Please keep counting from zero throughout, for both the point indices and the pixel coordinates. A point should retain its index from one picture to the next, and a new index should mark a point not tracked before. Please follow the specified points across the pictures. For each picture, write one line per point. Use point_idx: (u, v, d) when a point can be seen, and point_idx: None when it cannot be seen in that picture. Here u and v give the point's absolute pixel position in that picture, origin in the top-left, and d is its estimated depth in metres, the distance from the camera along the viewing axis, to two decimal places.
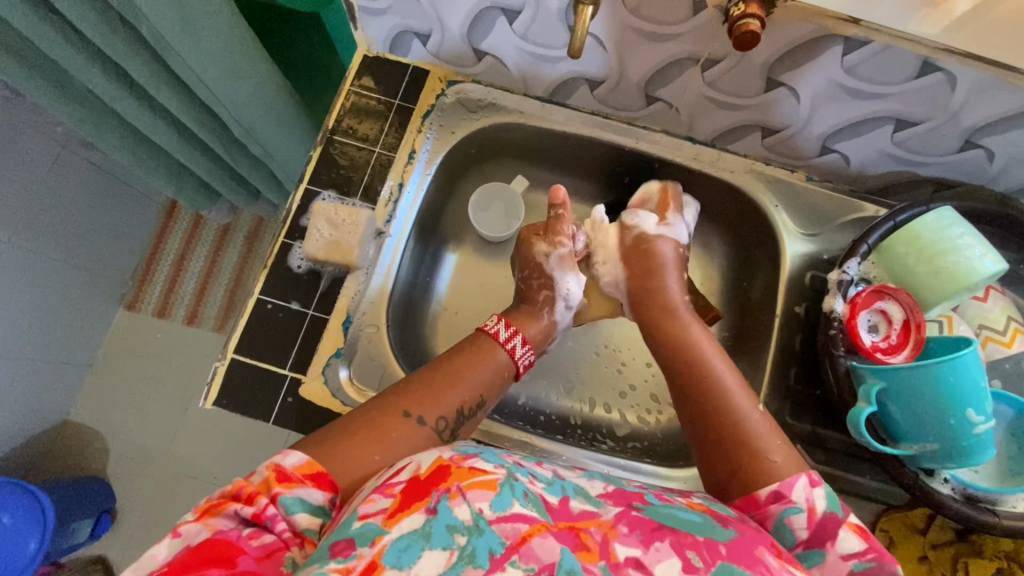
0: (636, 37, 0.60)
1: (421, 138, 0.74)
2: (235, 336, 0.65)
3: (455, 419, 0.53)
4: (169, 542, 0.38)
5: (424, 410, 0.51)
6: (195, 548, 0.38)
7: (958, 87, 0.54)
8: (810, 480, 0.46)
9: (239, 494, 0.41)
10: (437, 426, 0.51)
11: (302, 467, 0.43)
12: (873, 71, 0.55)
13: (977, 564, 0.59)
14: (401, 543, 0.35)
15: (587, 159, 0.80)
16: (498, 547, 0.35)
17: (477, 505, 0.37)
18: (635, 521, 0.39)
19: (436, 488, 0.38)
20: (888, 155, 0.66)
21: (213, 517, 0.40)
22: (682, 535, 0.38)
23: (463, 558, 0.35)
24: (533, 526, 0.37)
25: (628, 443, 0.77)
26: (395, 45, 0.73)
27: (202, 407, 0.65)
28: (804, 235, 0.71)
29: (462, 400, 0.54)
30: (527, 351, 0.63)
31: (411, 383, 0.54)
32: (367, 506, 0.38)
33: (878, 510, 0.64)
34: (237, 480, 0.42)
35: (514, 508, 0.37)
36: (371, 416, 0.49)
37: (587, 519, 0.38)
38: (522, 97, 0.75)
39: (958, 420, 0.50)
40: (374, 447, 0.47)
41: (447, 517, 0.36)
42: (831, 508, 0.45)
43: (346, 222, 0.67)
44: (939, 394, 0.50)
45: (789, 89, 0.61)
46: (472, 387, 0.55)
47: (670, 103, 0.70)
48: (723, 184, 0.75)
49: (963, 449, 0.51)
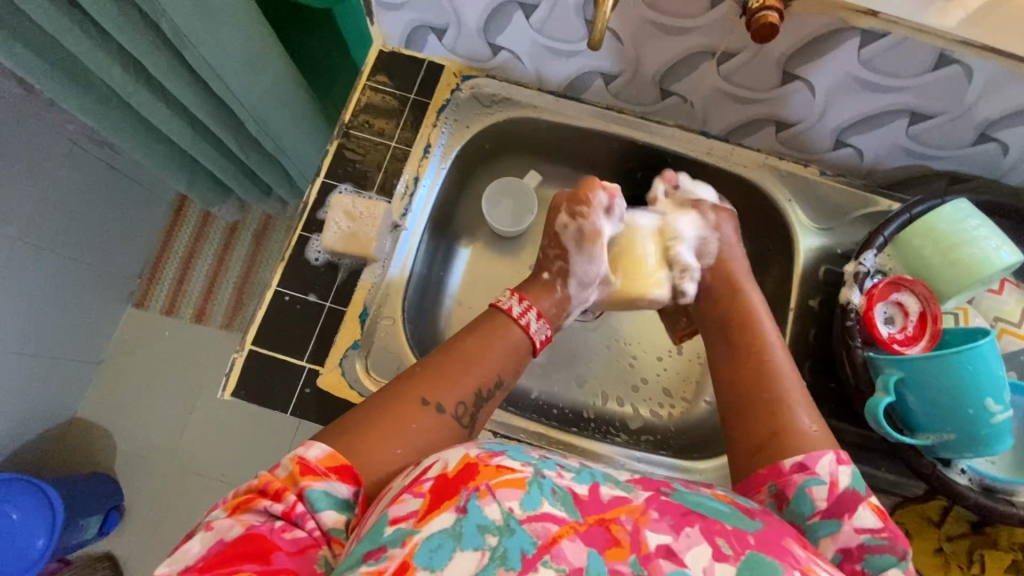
0: (652, 31, 0.61)
1: (436, 132, 0.74)
2: (253, 327, 0.66)
3: (473, 403, 0.52)
4: (201, 537, 0.39)
5: (441, 397, 0.51)
6: (227, 545, 0.38)
7: (974, 79, 0.54)
8: (837, 457, 0.46)
9: (267, 490, 0.41)
10: (455, 412, 0.51)
11: (325, 460, 0.43)
12: (890, 63, 0.56)
13: (993, 555, 0.59)
14: (432, 544, 0.35)
15: (600, 154, 0.80)
16: (530, 546, 0.35)
17: (507, 504, 0.37)
18: (664, 507, 0.39)
19: (466, 486, 0.38)
20: (902, 149, 0.67)
21: (244, 513, 0.40)
22: (711, 523, 0.39)
23: (496, 558, 0.35)
24: (563, 527, 0.36)
25: (641, 436, 0.77)
26: (411, 40, 0.74)
27: (220, 397, 0.65)
28: (818, 229, 0.72)
29: (479, 383, 0.54)
30: (542, 324, 0.61)
31: (424, 370, 0.53)
32: (398, 507, 0.38)
33: (892, 502, 0.64)
34: (263, 474, 0.42)
35: (544, 507, 0.37)
36: (386, 407, 0.49)
37: (617, 508, 0.38)
38: (536, 92, 0.76)
39: (976, 410, 0.50)
40: (392, 439, 0.46)
41: (477, 517, 0.36)
42: (854, 486, 0.45)
43: (364, 214, 0.68)
44: (961, 386, 0.50)
45: (805, 82, 0.61)
46: (487, 369, 0.55)
47: (684, 98, 0.70)
48: (737, 178, 0.75)
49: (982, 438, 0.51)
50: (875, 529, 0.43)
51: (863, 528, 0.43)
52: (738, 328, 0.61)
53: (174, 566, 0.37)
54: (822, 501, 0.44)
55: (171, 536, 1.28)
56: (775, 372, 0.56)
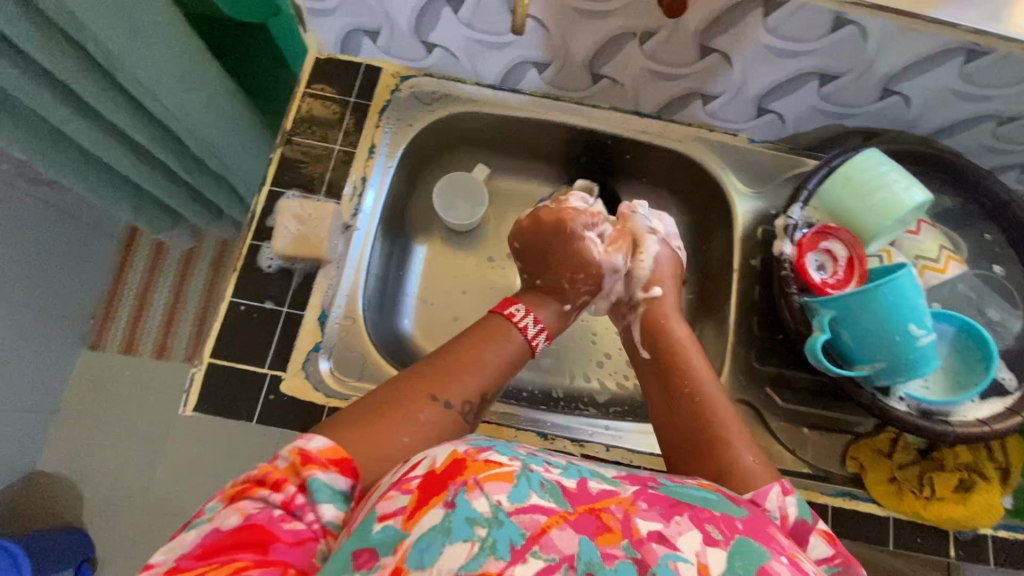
0: (576, 17, 0.64)
1: (380, 133, 0.75)
2: (210, 340, 0.65)
3: (479, 403, 0.54)
4: (200, 527, 0.40)
5: (449, 394, 0.52)
6: (225, 533, 0.39)
7: (870, 37, 0.59)
8: (783, 489, 0.46)
9: (265, 479, 0.42)
10: (461, 409, 0.52)
11: (326, 451, 0.44)
12: (794, 29, 0.60)
13: (943, 477, 0.64)
14: (422, 543, 0.35)
15: (544, 142, 0.83)
16: (519, 538, 0.35)
17: (496, 497, 0.37)
18: (653, 498, 0.40)
19: (453, 482, 0.38)
20: (819, 110, 0.71)
21: (242, 501, 0.41)
22: (699, 511, 0.39)
23: (485, 548, 0.34)
24: (552, 517, 0.36)
25: (610, 407, 0.79)
26: (346, 45, 0.75)
27: (182, 415, 0.64)
28: (751, 194, 0.76)
29: (485, 383, 0.55)
30: (541, 331, 0.61)
31: (437, 364, 0.54)
32: (385, 504, 0.38)
33: (847, 440, 0.68)
34: (263, 465, 0.43)
35: (532, 499, 0.37)
36: (392, 394, 0.50)
37: (606, 499, 0.39)
38: (475, 86, 0.78)
39: (902, 336, 0.54)
40: (400, 428, 0.48)
41: (466, 510, 0.36)
42: (802, 516, 0.45)
43: (312, 217, 0.68)
44: (882, 313, 0.54)
45: (722, 54, 0.65)
46: (490, 369, 0.56)
47: (615, 80, 0.73)
48: (673, 153, 0.79)
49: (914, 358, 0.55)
50: (828, 557, 0.43)
51: (818, 560, 0.43)
52: (690, 405, 0.56)
53: (171, 553, 0.39)
54: None
55: None
56: (722, 440, 0.52)
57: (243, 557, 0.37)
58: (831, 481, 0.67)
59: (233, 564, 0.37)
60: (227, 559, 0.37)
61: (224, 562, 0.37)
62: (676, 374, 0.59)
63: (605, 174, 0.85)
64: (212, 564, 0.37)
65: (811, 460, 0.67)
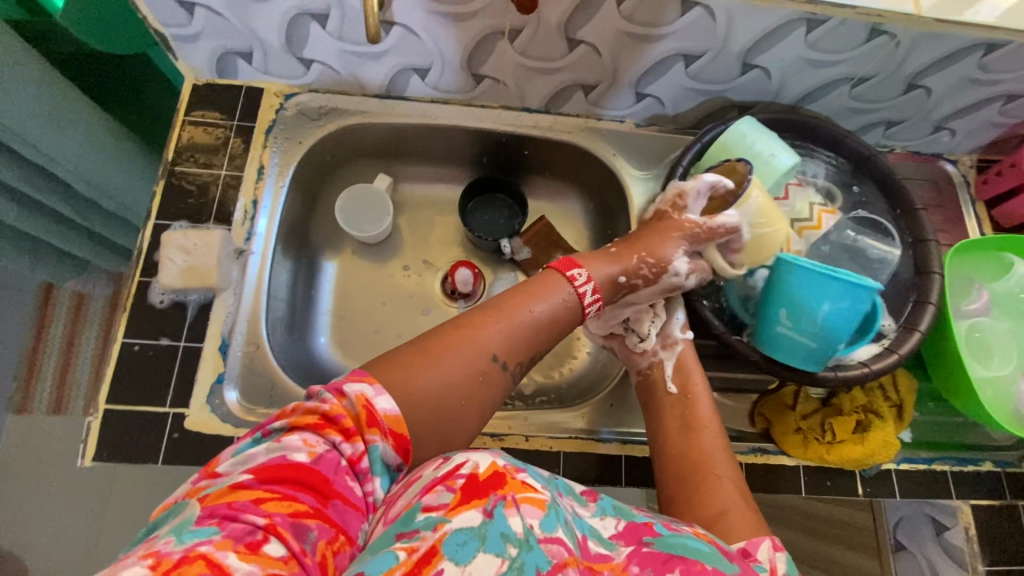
0: (442, 20, 0.65)
1: (268, 153, 0.74)
2: (105, 385, 0.63)
3: (530, 362, 0.55)
4: (268, 448, 0.41)
5: (507, 354, 0.52)
6: (293, 466, 0.40)
7: (717, 16, 0.62)
8: (773, 544, 0.49)
9: (336, 424, 0.43)
10: (513, 372, 0.53)
11: (391, 419, 0.44)
12: (647, 14, 0.63)
13: (840, 421, 0.68)
14: (458, 537, 0.37)
15: (440, 146, 0.84)
16: (545, 564, 0.37)
17: (529, 521, 0.39)
18: (646, 559, 0.41)
19: (494, 492, 0.40)
20: (691, 90, 0.75)
21: (310, 436, 0.42)
22: (692, 564, 0.40)
23: (513, 568, 0.36)
24: (570, 557, 0.39)
25: (536, 397, 0.81)
26: (221, 69, 0.74)
27: (82, 467, 0.62)
28: (642, 175, 0.80)
29: (536, 344, 0.55)
30: (595, 304, 0.60)
31: (500, 318, 0.54)
32: (429, 497, 0.40)
33: (755, 398, 0.71)
34: (333, 401, 0.43)
35: (558, 533, 0.40)
36: (453, 342, 0.51)
37: (601, 561, 0.41)
38: (361, 98, 0.78)
39: (807, 313, 0.58)
40: (457, 379, 0.49)
41: (502, 525, 0.38)
42: (791, 574, 0.47)
43: (198, 246, 0.66)
44: (804, 296, 0.58)
45: (589, 45, 0.68)
46: (542, 334, 0.55)
47: (497, 79, 0.75)
48: (566, 144, 0.81)
49: (808, 351, 0.59)
50: None
51: None
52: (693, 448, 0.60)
53: (238, 467, 0.40)
54: None
55: None
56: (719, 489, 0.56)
57: (303, 499, 0.39)
58: (744, 440, 0.69)
59: (294, 505, 0.38)
60: (288, 495, 0.39)
61: (288, 498, 0.38)
62: (693, 419, 0.62)
63: (511, 172, 0.88)
64: (275, 496, 0.38)
65: (725, 423, 0.70)
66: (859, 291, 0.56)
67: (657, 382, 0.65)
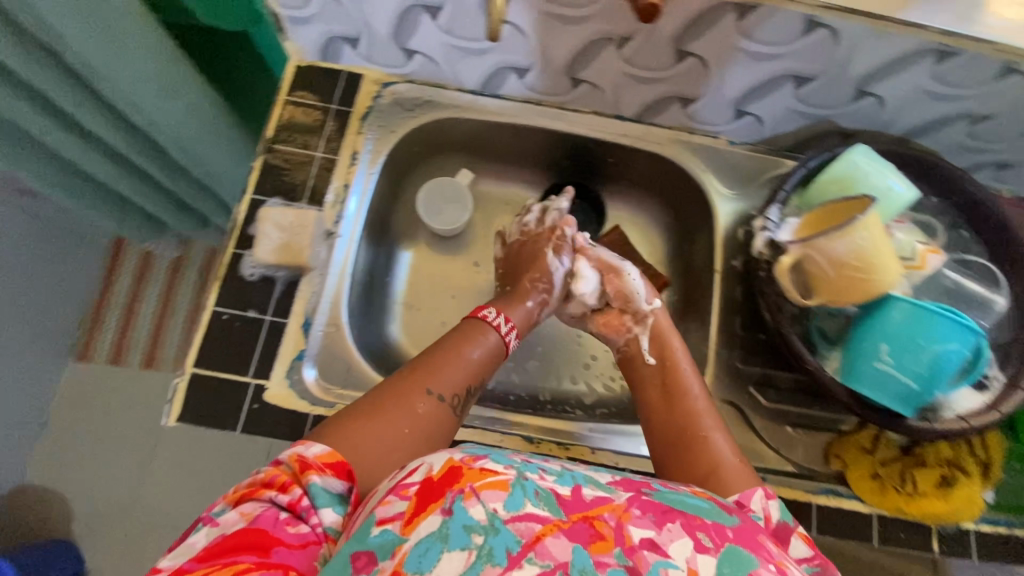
0: (553, 22, 0.64)
1: (362, 140, 0.76)
2: (193, 350, 0.65)
3: (465, 396, 0.57)
4: (208, 531, 0.42)
5: (442, 387, 0.56)
6: (229, 536, 0.40)
7: (841, 39, 0.60)
8: (766, 493, 0.49)
9: (271, 483, 0.44)
10: (453, 403, 0.56)
11: (322, 457, 0.46)
12: (766, 33, 0.61)
13: (923, 473, 0.65)
14: (420, 548, 0.36)
15: (525, 147, 0.83)
16: (515, 544, 0.36)
17: (492, 504, 0.37)
18: (646, 505, 0.40)
19: (450, 489, 0.38)
20: (794, 112, 0.72)
21: (248, 503, 0.43)
22: (692, 518, 0.40)
23: (482, 556, 0.35)
24: (546, 525, 0.37)
25: (597, 409, 0.80)
26: (326, 53, 0.76)
27: (164, 426, 0.64)
28: (731, 196, 0.78)
29: (466, 380, 0.58)
30: (513, 331, 0.65)
31: (426, 363, 0.58)
32: (383, 508, 0.39)
33: (829, 437, 0.69)
34: (268, 469, 0.45)
35: (528, 508, 0.38)
36: (393, 384, 0.55)
37: (600, 505, 0.39)
38: (456, 92, 0.78)
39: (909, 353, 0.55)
40: (398, 421, 0.51)
41: (463, 517, 0.37)
42: (784, 518, 0.47)
43: (295, 224, 0.70)
44: (910, 332, 0.55)
45: (698, 58, 0.66)
46: (463, 371, 0.58)
47: (595, 85, 0.74)
48: (655, 156, 0.80)
49: (903, 391, 0.56)
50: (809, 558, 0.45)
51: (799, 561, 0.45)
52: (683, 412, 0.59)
53: (179, 555, 0.40)
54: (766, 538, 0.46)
55: None
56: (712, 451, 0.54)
57: (244, 558, 0.39)
58: (815, 480, 0.67)
59: (235, 567, 0.38)
60: (229, 561, 0.39)
61: (227, 563, 0.38)
62: (673, 385, 0.62)
63: (592, 176, 0.86)
64: (214, 566, 0.38)
65: (796, 459, 0.68)
66: (966, 333, 0.53)
67: (635, 357, 0.67)
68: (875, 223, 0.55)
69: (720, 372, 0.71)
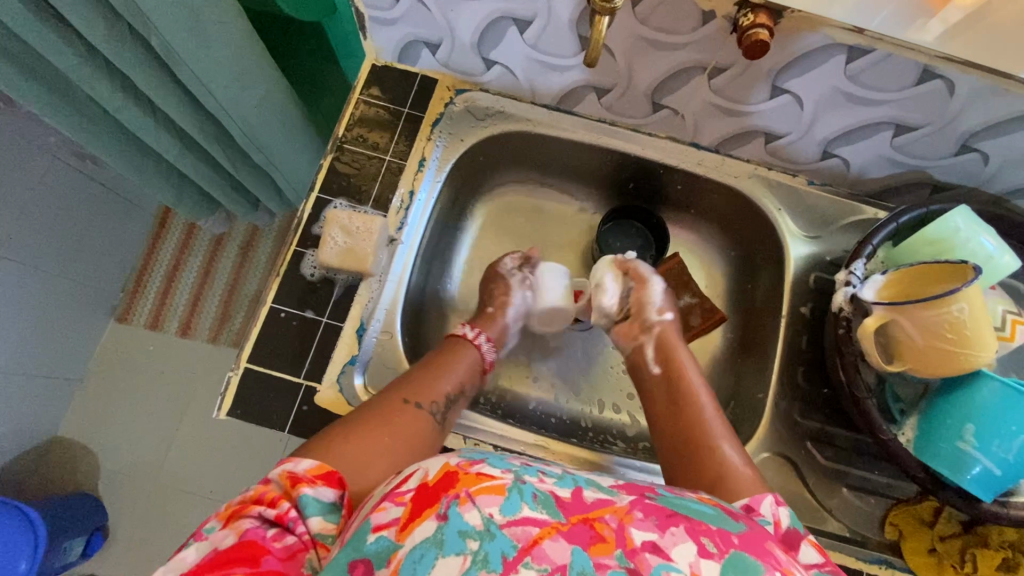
0: (646, 47, 0.62)
1: (431, 146, 0.74)
2: (248, 344, 0.65)
3: (446, 404, 0.60)
4: (198, 546, 0.41)
5: (421, 397, 0.58)
6: (220, 552, 0.39)
7: (956, 93, 0.56)
8: (776, 498, 0.47)
9: (261, 498, 0.43)
10: (432, 409, 0.58)
11: (312, 469, 0.45)
12: (874, 78, 0.58)
13: (985, 555, 0.60)
14: (415, 555, 0.35)
15: (593, 166, 0.81)
16: (511, 549, 0.35)
17: (488, 510, 0.36)
18: (649, 508, 0.39)
19: (445, 494, 0.37)
20: (887, 159, 0.68)
21: (237, 520, 0.42)
22: (697, 522, 0.38)
23: (478, 562, 0.34)
24: (543, 529, 0.36)
25: (639, 442, 0.78)
26: (403, 55, 0.74)
27: (216, 418, 0.64)
28: (806, 238, 0.74)
29: (450, 386, 0.61)
30: (490, 346, 0.71)
31: (406, 379, 0.60)
32: (380, 515, 0.38)
33: (886, 504, 0.66)
34: (258, 487, 0.44)
35: (524, 511, 0.37)
36: (376, 403, 0.56)
37: (601, 508, 0.38)
38: (530, 105, 0.76)
39: (1000, 440, 0.52)
40: (382, 433, 0.52)
41: (458, 523, 0.36)
42: (793, 525, 0.45)
43: (360, 230, 0.67)
44: (998, 415, 0.52)
45: (792, 95, 0.63)
46: (456, 376, 0.63)
47: (676, 111, 0.71)
48: (728, 189, 0.77)
49: (988, 478, 0.52)
50: (819, 563, 0.42)
51: (809, 564, 0.42)
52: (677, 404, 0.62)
53: (169, 573, 0.39)
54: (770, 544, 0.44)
55: (156, 561, 1.24)
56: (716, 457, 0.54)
57: (234, 571, 0.38)
58: (867, 547, 0.64)
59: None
60: None
61: None
62: (677, 392, 0.63)
63: (654, 201, 0.84)
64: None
65: (849, 523, 0.65)
66: None
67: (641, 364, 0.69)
68: (976, 294, 0.52)
69: (777, 421, 0.69)
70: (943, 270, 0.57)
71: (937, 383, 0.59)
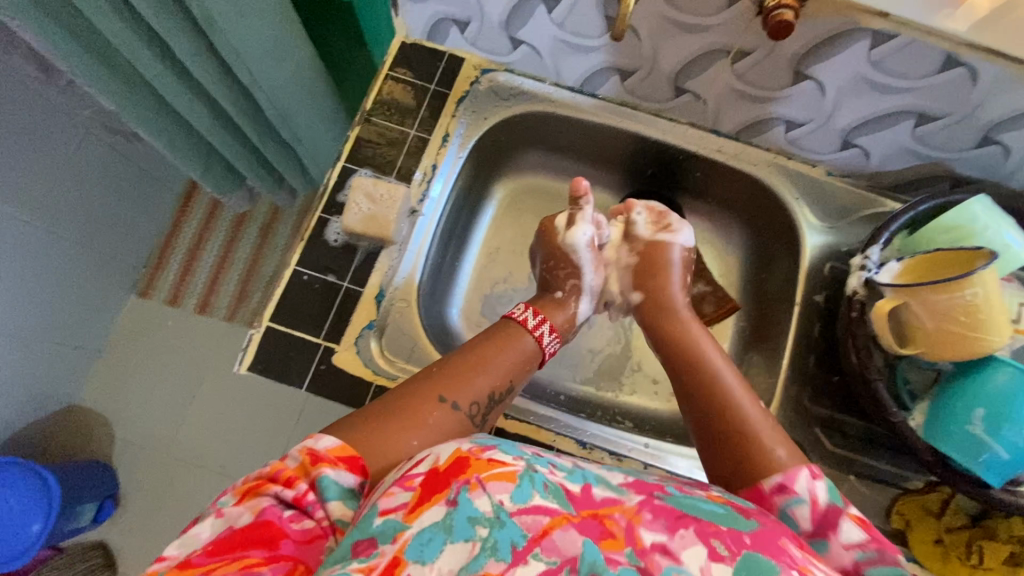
0: (671, 29, 0.63)
1: (455, 123, 0.76)
2: (270, 305, 0.67)
3: (486, 404, 0.55)
4: (212, 522, 0.40)
5: (458, 396, 0.53)
6: (237, 530, 0.38)
7: (979, 82, 0.57)
8: (810, 473, 0.44)
9: (278, 477, 0.42)
10: (469, 411, 0.53)
11: (334, 450, 0.43)
12: (898, 65, 0.58)
13: (992, 546, 0.60)
14: (423, 537, 0.35)
15: (613, 150, 0.82)
16: (521, 539, 0.35)
17: (498, 496, 0.36)
18: (659, 509, 0.38)
19: (455, 480, 0.37)
20: (907, 150, 0.69)
21: (254, 498, 0.41)
22: (707, 524, 0.37)
23: (486, 549, 0.34)
24: (554, 518, 0.36)
25: (646, 423, 0.78)
26: (433, 33, 0.77)
27: (236, 372, 0.66)
28: (823, 227, 0.74)
29: (493, 385, 0.56)
30: (554, 339, 0.63)
31: (440, 370, 0.55)
32: (387, 499, 0.37)
33: (894, 494, 0.66)
34: (275, 463, 0.43)
35: (535, 500, 0.36)
36: (405, 398, 0.51)
37: (609, 506, 0.38)
38: (553, 87, 0.78)
39: (1012, 426, 0.52)
40: (410, 432, 0.48)
41: (467, 509, 0.35)
42: (833, 500, 0.43)
43: (384, 197, 0.69)
44: (1012, 400, 0.53)
45: (815, 82, 0.64)
46: (503, 373, 0.57)
47: (698, 96, 0.72)
48: (746, 176, 0.77)
49: (994, 461, 0.53)
50: (862, 541, 0.41)
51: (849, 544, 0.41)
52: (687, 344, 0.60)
53: (183, 549, 0.38)
54: (809, 520, 0.43)
55: (163, 529, 1.26)
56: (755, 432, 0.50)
57: (254, 554, 0.37)
58: None
59: (244, 561, 0.36)
60: (237, 556, 0.37)
61: (235, 558, 0.37)
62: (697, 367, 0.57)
63: (672, 187, 0.84)
64: (223, 560, 0.36)
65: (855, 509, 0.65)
66: None
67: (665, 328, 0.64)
68: (991, 279, 0.53)
69: (786, 406, 0.69)
70: (960, 255, 0.57)
71: (950, 368, 0.59)
